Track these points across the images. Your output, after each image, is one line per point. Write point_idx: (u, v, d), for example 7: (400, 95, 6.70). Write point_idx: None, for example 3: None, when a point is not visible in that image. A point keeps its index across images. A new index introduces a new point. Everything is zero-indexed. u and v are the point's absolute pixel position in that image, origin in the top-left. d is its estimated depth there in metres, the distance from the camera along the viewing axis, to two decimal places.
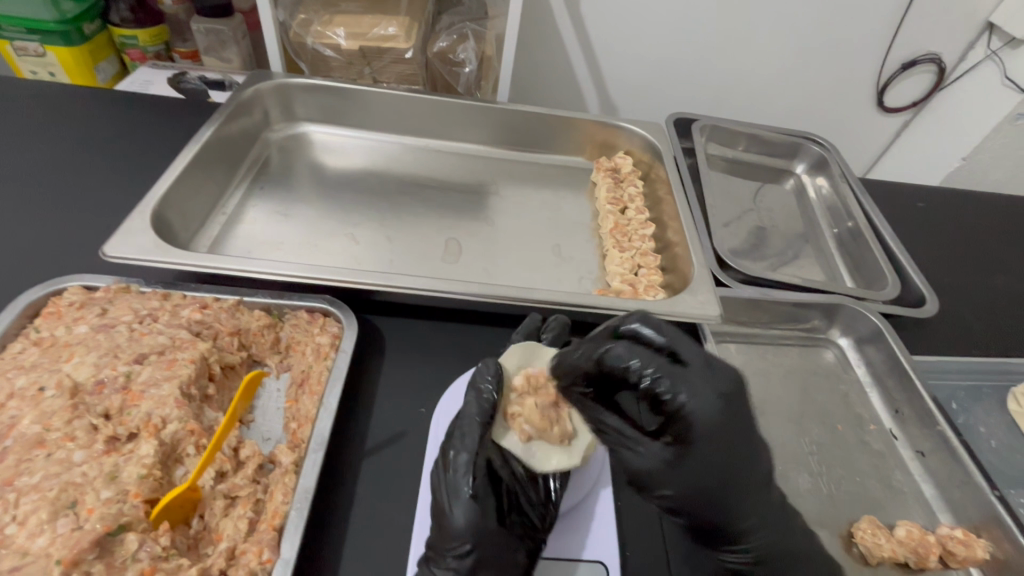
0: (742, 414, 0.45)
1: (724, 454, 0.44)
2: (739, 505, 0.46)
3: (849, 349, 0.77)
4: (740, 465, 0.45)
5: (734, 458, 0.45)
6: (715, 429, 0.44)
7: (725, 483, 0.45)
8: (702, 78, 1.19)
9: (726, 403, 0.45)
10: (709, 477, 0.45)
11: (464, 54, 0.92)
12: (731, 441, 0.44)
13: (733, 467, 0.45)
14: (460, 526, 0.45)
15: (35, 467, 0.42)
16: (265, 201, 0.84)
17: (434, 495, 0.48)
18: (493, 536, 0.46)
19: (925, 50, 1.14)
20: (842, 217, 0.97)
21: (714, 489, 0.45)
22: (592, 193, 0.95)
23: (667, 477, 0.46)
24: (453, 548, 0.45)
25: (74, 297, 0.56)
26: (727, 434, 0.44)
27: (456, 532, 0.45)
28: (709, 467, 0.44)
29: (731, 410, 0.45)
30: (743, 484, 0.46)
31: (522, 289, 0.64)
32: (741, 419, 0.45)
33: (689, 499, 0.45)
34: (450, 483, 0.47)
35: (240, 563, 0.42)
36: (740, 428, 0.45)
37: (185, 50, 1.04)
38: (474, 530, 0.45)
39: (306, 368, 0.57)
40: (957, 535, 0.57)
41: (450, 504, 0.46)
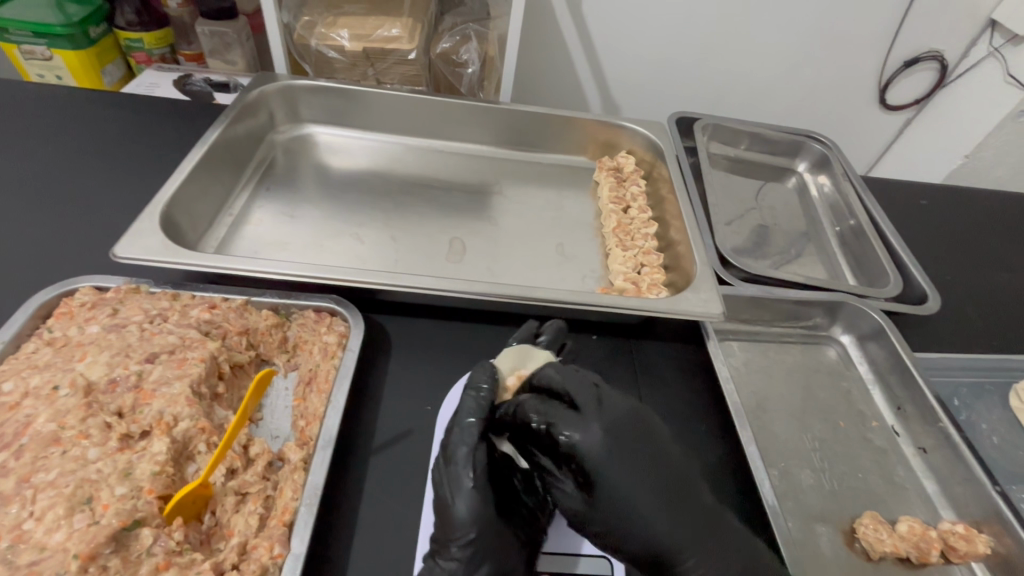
0: (634, 437, 0.48)
1: (626, 473, 0.47)
2: (672, 529, 0.46)
3: (851, 346, 0.78)
4: (642, 489, 0.47)
5: (648, 474, 0.47)
6: (603, 457, 0.47)
7: (639, 506, 0.46)
8: (704, 77, 1.20)
9: (613, 426, 0.48)
10: (628, 500, 0.46)
11: (467, 54, 0.93)
12: (637, 462, 0.47)
13: (642, 487, 0.47)
14: (465, 517, 0.46)
15: (51, 465, 0.43)
16: (271, 201, 0.84)
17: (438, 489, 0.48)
18: (499, 525, 0.46)
19: (927, 48, 1.14)
20: (844, 215, 0.98)
21: (628, 513, 0.46)
22: (595, 192, 0.95)
23: (581, 506, 0.47)
24: (460, 538, 0.45)
25: (85, 297, 0.57)
26: (624, 460, 0.47)
27: (461, 522, 0.45)
28: (621, 490, 0.46)
29: (619, 432, 0.48)
30: (661, 505, 0.47)
31: (526, 288, 0.64)
32: (638, 442, 0.48)
33: (612, 528, 0.46)
34: (453, 478, 0.47)
35: (252, 558, 0.43)
36: (635, 453, 0.48)
37: (191, 53, 1.05)
38: (478, 520, 0.46)
39: (314, 367, 0.58)
40: (959, 530, 0.57)
41: (455, 496, 0.46)
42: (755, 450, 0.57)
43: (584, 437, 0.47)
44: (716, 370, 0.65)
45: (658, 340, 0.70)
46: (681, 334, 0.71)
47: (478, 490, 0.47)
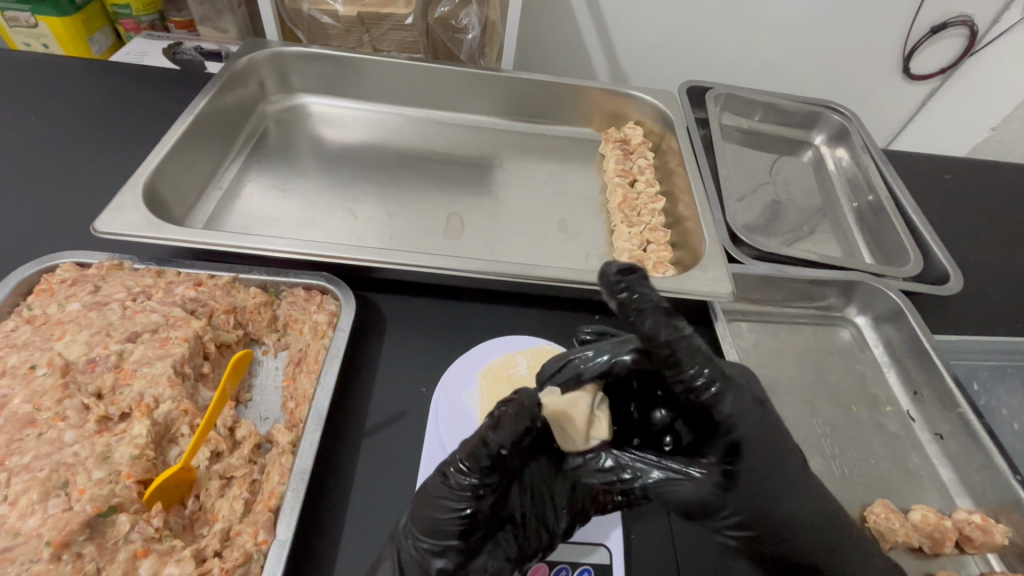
0: (784, 430, 0.48)
1: (773, 473, 0.46)
2: (811, 533, 0.46)
3: (865, 327, 0.74)
4: (806, 490, 0.47)
5: (774, 460, 0.46)
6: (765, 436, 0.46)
7: (775, 508, 0.45)
8: (718, 44, 1.13)
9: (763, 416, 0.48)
10: (773, 460, 0.46)
11: (467, 19, 0.87)
12: (787, 454, 0.47)
13: (784, 491, 0.46)
14: (430, 533, 0.41)
15: (26, 448, 0.42)
16: (262, 175, 0.81)
17: (419, 498, 0.42)
18: (473, 551, 0.41)
19: (956, 13, 1.06)
20: (863, 190, 0.93)
21: (770, 512, 0.45)
22: (601, 165, 0.91)
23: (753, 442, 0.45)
24: (425, 547, 0.41)
25: (66, 274, 0.55)
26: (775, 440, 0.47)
27: (432, 535, 0.41)
28: (761, 483, 0.45)
29: (767, 425, 0.47)
30: (815, 496, 0.47)
31: (527, 266, 0.61)
32: (794, 457, 0.48)
33: (742, 516, 0.45)
34: (435, 492, 0.41)
35: (235, 544, 0.42)
36: (792, 449, 0.48)
37: (181, 20, 0.99)
38: (452, 539, 0.41)
39: (304, 347, 0.55)
40: (976, 519, 0.55)
41: (428, 494, 0.41)
42: None
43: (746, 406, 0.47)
44: (723, 352, 0.63)
45: None
46: (687, 315, 0.68)
47: (459, 507, 0.40)
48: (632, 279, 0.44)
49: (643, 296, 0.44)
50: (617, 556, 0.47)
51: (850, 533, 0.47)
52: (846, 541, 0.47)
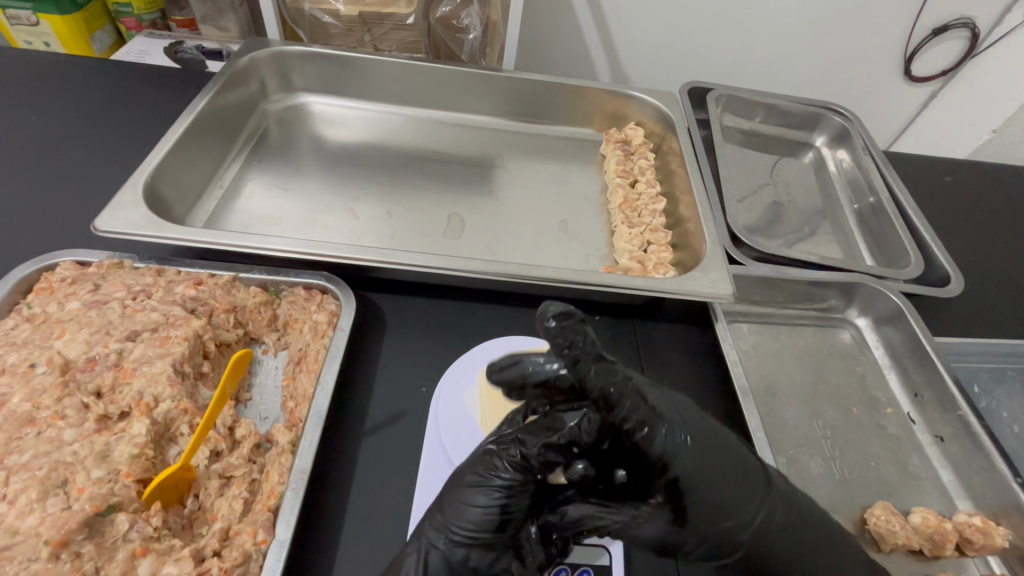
0: (733, 449, 0.45)
1: (729, 494, 0.43)
2: (784, 547, 0.45)
3: (866, 329, 0.74)
4: (779, 502, 0.45)
5: (731, 476, 0.43)
6: (709, 453, 0.43)
7: (737, 533, 0.43)
8: (720, 46, 1.13)
9: (707, 433, 0.44)
10: (727, 480, 0.43)
11: (468, 19, 0.87)
12: (742, 475, 0.44)
13: (746, 509, 0.43)
14: (465, 524, 0.42)
15: (25, 446, 0.42)
16: (263, 175, 0.81)
17: (447, 489, 0.44)
18: (495, 549, 0.43)
19: (958, 15, 1.07)
20: (863, 192, 0.93)
21: (734, 535, 0.43)
22: (602, 166, 0.91)
23: (699, 472, 0.42)
24: (454, 541, 0.42)
25: (66, 272, 0.55)
26: (721, 454, 0.44)
27: (467, 527, 0.42)
28: (723, 510, 0.43)
29: (713, 447, 0.44)
30: (783, 512, 0.45)
31: (527, 266, 0.61)
32: (752, 469, 0.45)
33: (706, 543, 0.44)
34: (472, 481, 0.43)
35: (234, 544, 0.42)
36: (747, 466, 0.45)
37: (183, 19, 0.99)
38: (484, 534, 0.42)
39: (304, 347, 0.55)
40: (976, 522, 0.55)
41: (464, 490, 0.43)
42: (762, 436, 0.55)
43: (688, 428, 0.43)
44: (723, 353, 0.63)
45: (665, 321, 0.67)
46: (688, 316, 0.68)
47: (494, 499, 0.42)
48: (564, 327, 0.39)
49: (578, 343, 0.40)
50: (616, 557, 0.47)
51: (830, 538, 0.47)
52: (832, 544, 0.47)
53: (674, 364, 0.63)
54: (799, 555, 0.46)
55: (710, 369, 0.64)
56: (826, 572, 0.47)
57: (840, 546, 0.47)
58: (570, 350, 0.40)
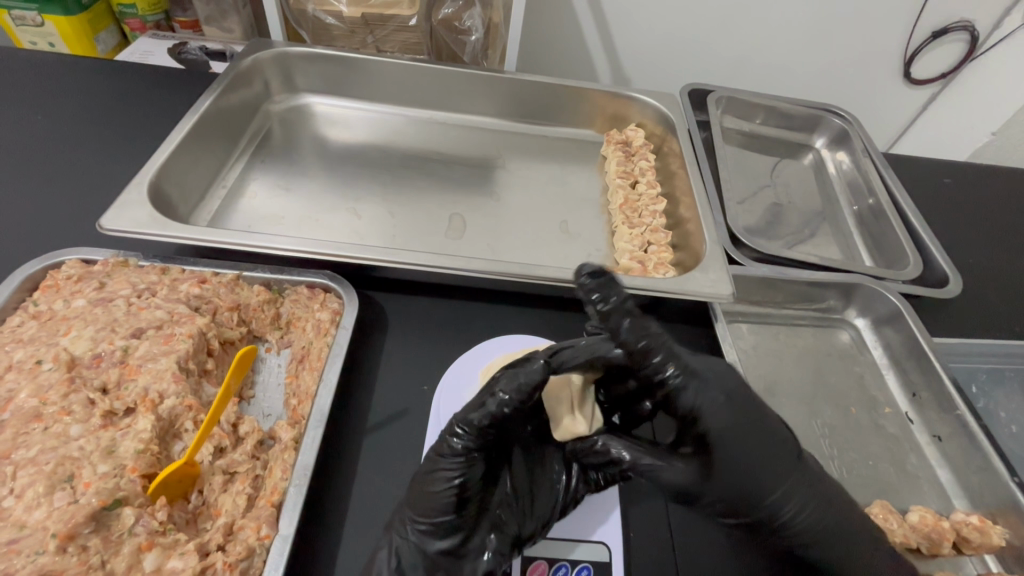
0: (764, 417, 0.47)
1: (757, 454, 0.45)
2: (809, 517, 0.46)
3: (865, 330, 0.75)
4: (806, 472, 0.47)
5: (759, 439, 0.45)
6: (743, 415, 0.46)
7: (761, 495, 0.45)
8: (720, 48, 1.14)
9: (742, 396, 0.47)
10: (753, 441, 0.45)
11: (470, 21, 0.87)
12: (769, 439, 0.46)
13: (772, 472, 0.45)
14: (427, 510, 0.43)
15: (32, 441, 0.42)
16: (266, 174, 0.82)
17: (414, 483, 0.44)
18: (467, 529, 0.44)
19: (958, 18, 1.07)
20: (863, 194, 0.94)
21: (759, 497, 0.45)
22: (602, 167, 0.92)
23: (728, 427, 0.44)
24: (424, 528, 0.43)
25: (72, 270, 0.55)
26: (755, 416, 0.46)
27: (429, 513, 0.43)
28: (750, 469, 0.44)
29: (745, 409, 0.46)
30: (804, 485, 0.46)
31: (528, 266, 0.61)
32: (781, 436, 0.47)
33: (728, 503, 0.45)
34: (430, 469, 0.43)
35: (238, 539, 0.42)
36: (774, 432, 0.47)
37: (186, 20, 0.99)
38: (447, 515, 0.43)
39: (307, 345, 0.56)
40: (974, 521, 0.55)
41: (423, 474, 0.44)
42: None
43: (725, 387, 0.46)
44: (723, 353, 0.63)
45: (665, 321, 0.68)
46: (688, 316, 0.69)
47: (451, 479, 0.43)
48: (602, 284, 0.44)
49: (612, 298, 0.44)
50: (617, 554, 0.48)
51: (847, 516, 0.48)
52: (852, 527, 0.47)
53: None
54: (824, 529, 0.46)
55: None
56: (842, 562, 0.47)
57: (860, 533, 0.47)
58: (604, 304, 0.44)
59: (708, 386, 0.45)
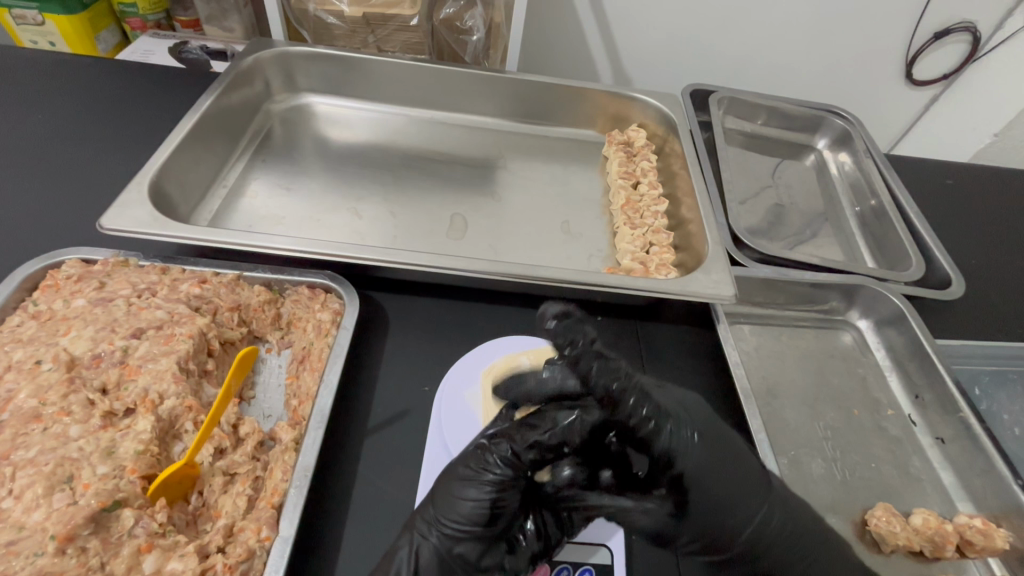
0: (737, 457, 0.48)
1: (730, 492, 0.46)
2: (783, 549, 0.47)
3: (867, 331, 0.74)
4: (784, 508, 0.48)
5: (734, 480, 0.47)
6: (716, 456, 0.47)
7: (735, 532, 0.46)
8: (722, 49, 1.14)
9: (716, 435, 0.48)
10: (727, 481, 0.46)
11: (472, 21, 0.87)
12: (742, 474, 0.47)
13: (745, 509, 0.46)
14: (457, 518, 0.42)
15: (31, 442, 0.42)
16: (267, 174, 0.81)
17: (439, 484, 0.45)
18: (487, 543, 0.44)
19: (960, 19, 1.07)
20: (865, 195, 0.93)
21: (732, 535, 0.46)
22: (604, 167, 0.92)
23: (701, 468, 0.46)
24: (445, 534, 0.43)
25: (72, 270, 0.55)
26: (728, 455, 0.48)
27: (456, 520, 0.42)
28: (722, 508, 0.46)
29: (721, 449, 0.48)
30: (781, 517, 0.47)
31: (529, 266, 0.61)
32: (755, 473, 0.48)
33: (703, 542, 0.46)
34: (464, 476, 0.44)
35: (238, 540, 0.42)
36: (749, 470, 0.48)
37: (187, 19, 0.98)
38: (473, 527, 0.43)
39: (308, 345, 0.55)
40: (977, 524, 0.55)
41: (455, 482, 0.44)
42: (764, 437, 0.55)
43: (698, 427, 0.48)
44: (725, 354, 0.63)
45: (666, 322, 0.68)
46: (690, 318, 0.68)
47: (484, 492, 0.43)
48: (566, 326, 0.47)
49: (577, 342, 0.46)
50: (619, 556, 0.47)
51: (830, 545, 0.48)
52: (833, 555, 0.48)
53: (676, 366, 0.64)
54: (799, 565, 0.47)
55: (712, 370, 0.64)
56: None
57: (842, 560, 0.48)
58: (573, 347, 0.46)
59: (683, 428, 0.47)
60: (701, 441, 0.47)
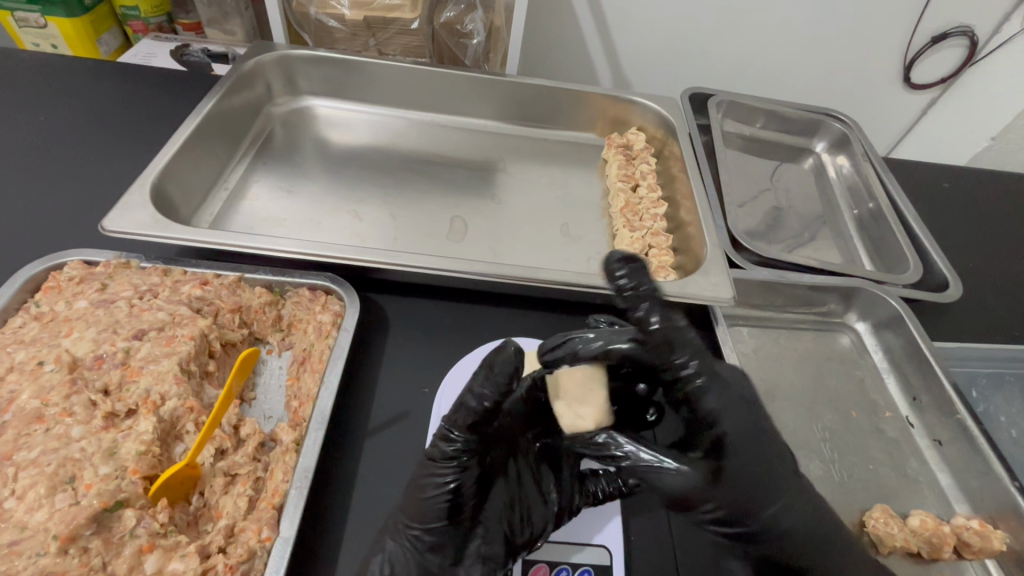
0: (766, 431, 0.47)
1: (759, 464, 0.45)
2: (800, 528, 0.45)
3: (865, 333, 0.75)
4: (798, 488, 0.46)
5: (760, 450, 0.45)
6: (751, 427, 0.46)
7: (758, 508, 0.44)
8: (721, 53, 1.14)
9: (750, 405, 0.47)
10: (755, 451, 0.45)
11: (472, 25, 0.88)
12: (767, 448, 0.46)
13: (769, 482, 0.45)
14: (421, 517, 0.43)
15: (34, 443, 0.42)
16: (268, 176, 0.82)
17: (408, 488, 0.45)
18: (461, 531, 0.44)
19: (958, 23, 1.07)
20: (863, 198, 0.94)
21: (755, 506, 0.44)
22: (603, 170, 0.92)
23: (737, 436, 0.45)
24: (414, 535, 0.43)
25: (74, 272, 0.56)
26: (761, 429, 0.46)
27: (421, 520, 0.43)
28: (750, 477, 0.44)
29: (755, 420, 0.46)
30: (797, 506, 0.45)
31: (529, 269, 0.61)
32: (777, 449, 0.47)
33: (729, 510, 0.43)
34: (425, 475, 0.44)
35: (239, 541, 0.42)
36: (773, 442, 0.47)
37: (189, 22, 0.99)
38: (439, 522, 0.43)
39: (309, 347, 0.56)
40: (974, 525, 0.55)
41: (414, 484, 0.44)
42: None
43: (740, 398, 0.47)
44: (724, 356, 0.63)
45: None
46: (688, 320, 0.69)
47: (443, 487, 0.43)
48: (632, 271, 0.49)
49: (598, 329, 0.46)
50: (616, 554, 0.48)
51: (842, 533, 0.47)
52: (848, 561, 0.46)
53: None
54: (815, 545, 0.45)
55: None
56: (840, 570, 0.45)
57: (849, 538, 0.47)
58: (632, 290, 0.48)
59: (722, 392, 0.46)
60: (744, 409, 0.46)
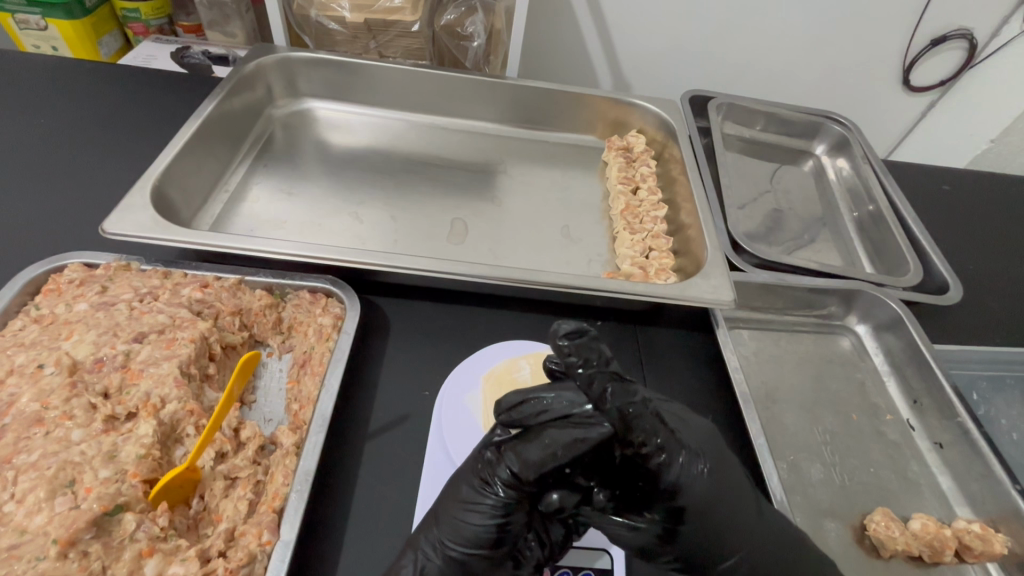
0: (736, 484, 0.44)
1: (725, 522, 0.43)
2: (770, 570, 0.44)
3: (866, 336, 0.75)
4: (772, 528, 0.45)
5: (727, 509, 0.43)
6: (717, 485, 0.43)
7: (723, 557, 0.43)
8: (721, 55, 1.15)
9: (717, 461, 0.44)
10: (722, 511, 0.43)
11: (472, 27, 0.88)
12: (736, 502, 0.44)
13: (735, 535, 0.43)
14: (461, 539, 0.42)
15: (33, 446, 0.42)
16: (269, 179, 0.82)
17: (440, 508, 0.44)
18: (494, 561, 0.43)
19: (957, 25, 1.08)
20: (863, 200, 0.94)
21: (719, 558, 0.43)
22: (604, 172, 0.92)
23: (707, 499, 0.42)
24: (451, 556, 0.43)
25: (74, 274, 0.56)
26: (729, 485, 0.44)
27: (459, 542, 0.42)
28: (716, 536, 0.43)
29: (725, 478, 0.44)
30: (763, 542, 0.44)
31: (530, 271, 0.61)
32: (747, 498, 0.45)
33: (691, 560, 0.44)
34: (461, 498, 0.43)
35: (240, 544, 0.42)
36: (743, 498, 0.44)
37: (190, 24, 1.00)
38: (478, 549, 0.42)
39: (309, 350, 0.56)
40: (975, 529, 0.55)
41: (448, 512, 0.43)
42: (763, 442, 0.55)
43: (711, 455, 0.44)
44: (724, 359, 0.63)
45: (665, 327, 0.68)
46: (689, 322, 0.69)
47: (485, 516, 0.42)
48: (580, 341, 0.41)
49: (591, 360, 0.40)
50: (618, 560, 0.48)
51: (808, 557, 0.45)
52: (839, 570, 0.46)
53: (675, 371, 0.64)
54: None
55: (711, 375, 0.64)
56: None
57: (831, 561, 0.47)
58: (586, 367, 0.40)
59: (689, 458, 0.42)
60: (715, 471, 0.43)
